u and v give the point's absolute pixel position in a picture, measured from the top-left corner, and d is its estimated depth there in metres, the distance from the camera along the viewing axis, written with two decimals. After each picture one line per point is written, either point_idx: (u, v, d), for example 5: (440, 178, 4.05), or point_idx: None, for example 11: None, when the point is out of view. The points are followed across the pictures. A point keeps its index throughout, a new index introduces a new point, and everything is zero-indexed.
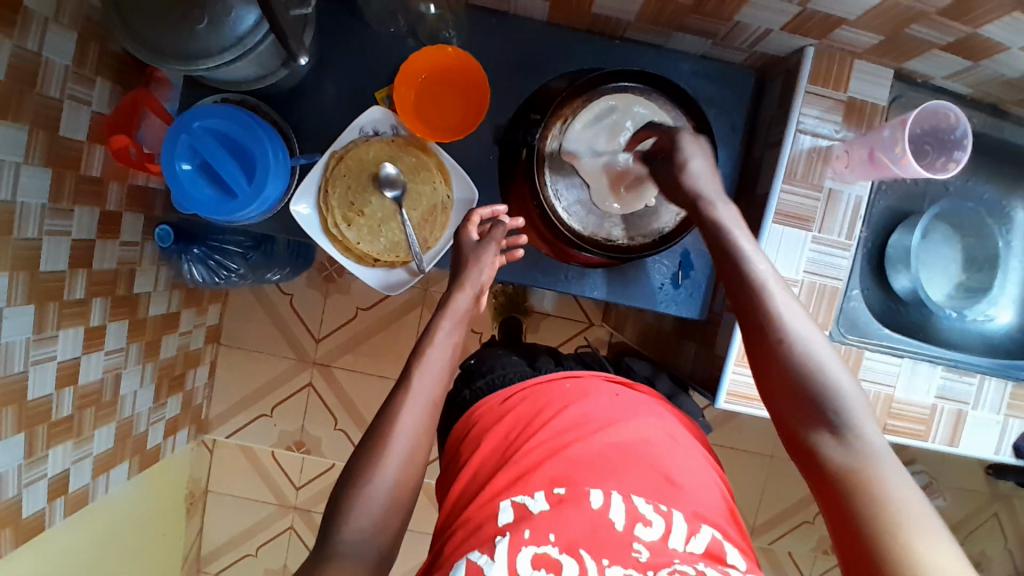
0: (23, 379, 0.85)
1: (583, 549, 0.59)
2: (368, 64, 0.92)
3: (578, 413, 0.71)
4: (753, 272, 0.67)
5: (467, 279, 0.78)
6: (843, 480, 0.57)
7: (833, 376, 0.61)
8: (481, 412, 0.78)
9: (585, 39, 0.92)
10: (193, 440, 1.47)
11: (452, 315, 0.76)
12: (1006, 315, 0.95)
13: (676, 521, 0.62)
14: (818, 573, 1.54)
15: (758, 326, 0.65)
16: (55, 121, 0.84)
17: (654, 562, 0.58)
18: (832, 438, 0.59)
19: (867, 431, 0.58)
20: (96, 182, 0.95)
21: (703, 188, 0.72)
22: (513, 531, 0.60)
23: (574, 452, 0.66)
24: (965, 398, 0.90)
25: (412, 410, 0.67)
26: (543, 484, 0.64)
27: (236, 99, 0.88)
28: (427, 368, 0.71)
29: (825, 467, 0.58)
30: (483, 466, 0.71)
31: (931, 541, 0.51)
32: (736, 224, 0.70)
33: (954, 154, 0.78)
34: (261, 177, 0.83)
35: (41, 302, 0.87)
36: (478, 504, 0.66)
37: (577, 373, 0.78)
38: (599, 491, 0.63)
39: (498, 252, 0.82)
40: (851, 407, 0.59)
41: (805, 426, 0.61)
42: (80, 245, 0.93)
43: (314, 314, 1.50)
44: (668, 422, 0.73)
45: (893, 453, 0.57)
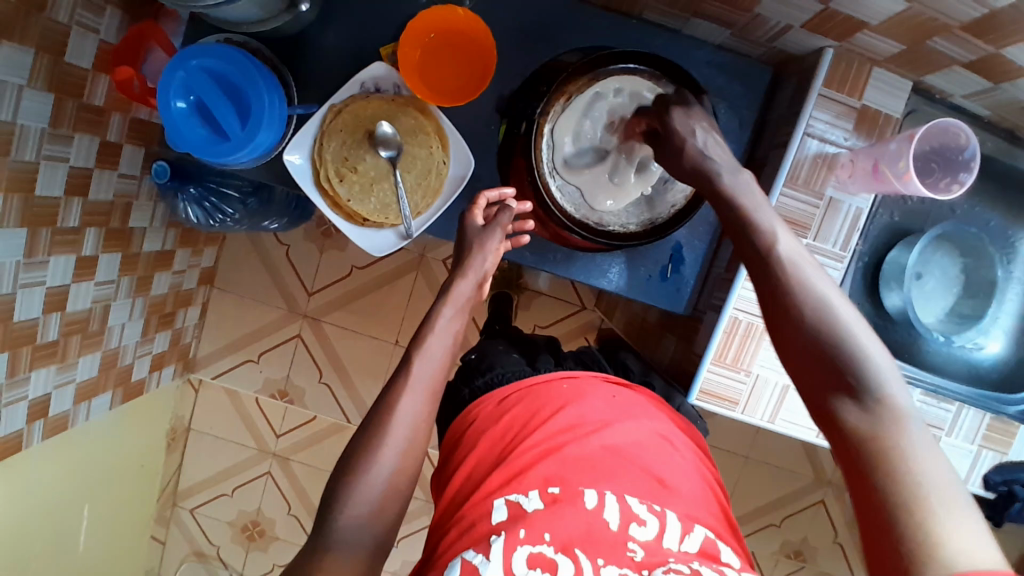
0: (11, 301, 0.86)
1: (578, 549, 0.57)
2: (377, 20, 0.90)
3: (573, 414, 0.70)
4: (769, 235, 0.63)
5: (469, 266, 0.77)
6: (861, 448, 0.53)
7: (858, 340, 0.57)
8: (476, 413, 0.76)
9: (600, 16, 0.90)
10: (179, 378, 1.49)
11: (454, 301, 0.75)
12: (996, 346, 0.93)
13: (670, 520, 0.61)
14: (778, 575, 1.56)
15: (773, 289, 0.61)
16: (61, 46, 0.83)
17: (648, 562, 0.57)
18: (851, 401, 0.55)
19: (891, 394, 0.54)
20: (98, 111, 0.94)
21: (711, 163, 0.69)
22: (508, 530, 0.58)
23: (570, 452, 0.65)
24: (939, 424, 0.92)
25: (412, 398, 0.67)
26: (538, 484, 0.62)
27: (238, 41, 0.86)
28: (427, 355, 0.70)
29: (845, 433, 0.55)
30: (477, 467, 0.69)
31: (947, 510, 0.48)
32: (749, 191, 0.67)
33: (959, 175, 0.75)
34: (255, 123, 0.82)
35: (34, 227, 0.87)
36: (471, 502, 0.64)
37: (573, 374, 0.77)
38: (593, 492, 0.62)
39: (503, 238, 0.80)
40: (874, 367, 0.56)
41: (824, 388, 0.57)
42: (77, 173, 0.93)
43: (308, 267, 1.50)
44: (661, 423, 0.73)
45: (919, 416, 0.54)
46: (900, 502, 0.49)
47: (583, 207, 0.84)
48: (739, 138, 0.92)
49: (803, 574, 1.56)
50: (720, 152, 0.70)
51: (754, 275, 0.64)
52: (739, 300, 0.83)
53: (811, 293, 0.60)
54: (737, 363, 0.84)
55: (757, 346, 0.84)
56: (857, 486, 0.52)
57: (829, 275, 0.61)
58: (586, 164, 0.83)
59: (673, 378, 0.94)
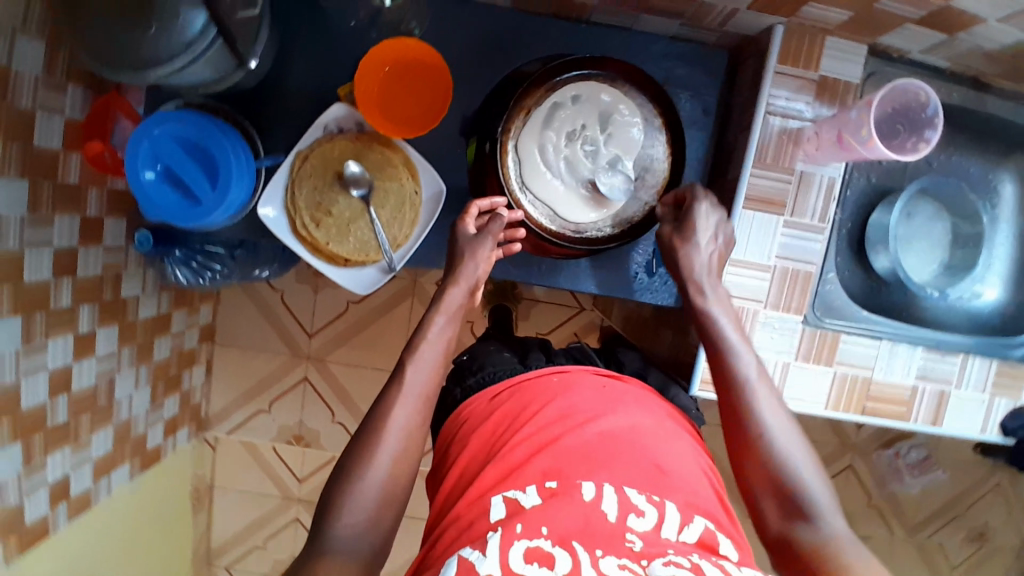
0: (15, 389, 0.87)
1: (576, 543, 0.53)
2: (333, 62, 0.92)
3: (563, 407, 0.67)
4: (737, 363, 0.71)
5: (461, 274, 0.77)
6: (810, 557, 0.59)
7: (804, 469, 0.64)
8: (470, 410, 0.75)
9: (551, 24, 0.91)
10: (193, 438, 1.49)
11: (446, 309, 0.75)
12: (993, 292, 0.94)
13: (669, 510, 0.57)
14: None
15: (737, 411, 0.68)
16: (29, 131, 0.84)
17: (648, 552, 0.53)
18: (804, 523, 0.61)
19: (832, 518, 0.61)
20: (74, 188, 0.95)
21: (699, 276, 0.76)
22: (504, 525, 0.54)
23: (566, 444, 0.62)
24: (947, 378, 0.87)
25: (405, 405, 0.67)
26: (534, 479, 0.59)
27: (197, 102, 0.87)
28: (420, 363, 0.70)
29: (796, 547, 0.61)
30: (472, 462, 0.67)
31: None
32: (721, 314, 0.75)
33: (925, 133, 0.75)
34: (225, 181, 0.83)
35: (28, 313, 0.88)
36: (467, 502, 0.61)
37: (564, 368, 0.74)
38: (590, 484, 0.57)
39: (495, 246, 0.79)
40: (815, 493, 0.63)
41: (781, 513, 0.63)
42: (63, 253, 0.94)
43: (306, 309, 1.51)
44: (657, 414, 0.69)
45: (856, 541, 0.60)
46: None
47: (558, 219, 0.84)
48: (705, 125, 0.92)
49: None
50: (707, 259, 0.77)
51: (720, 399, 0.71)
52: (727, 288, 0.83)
53: (767, 421, 0.67)
54: None
55: (752, 329, 0.84)
56: None
57: (783, 411, 0.69)
58: (554, 174, 0.84)
59: (674, 370, 0.94)
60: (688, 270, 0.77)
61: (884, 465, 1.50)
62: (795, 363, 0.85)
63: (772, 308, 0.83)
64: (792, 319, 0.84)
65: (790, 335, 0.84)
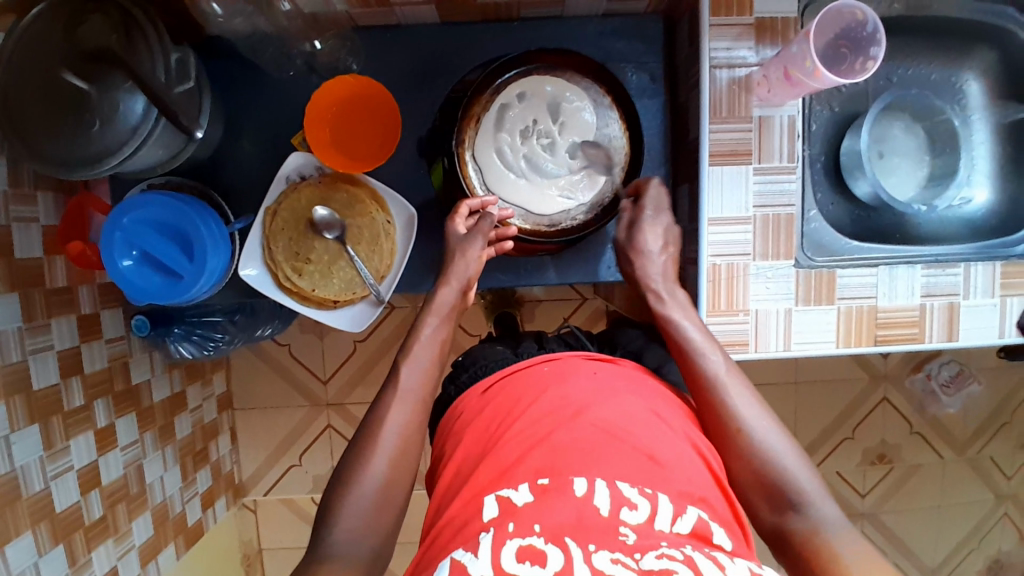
0: (46, 495, 0.89)
1: (569, 539, 0.52)
2: (282, 113, 0.93)
3: (556, 397, 0.66)
4: (706, 363, 0.73)
5: (451, 273, 0.79)
6: (803, 548, 0.62)
7: (785, 459, 0.67)
8: (463, 407, 0.74)
9: (483, 29, 0.91)
10: (233, 507, 1.49)
11: (436, 311, 0.77)
12: (982, 194, 0.93)
13: (662, 502, 0.56)
14: (873, 485, 1.51)
15: (714, 411, 0.70)
16: (7, 245, 0.86)
17: (640, 545, 0.53)
18: (793, 513, 0.64)
19: (817, 502, 0.64)
20: (65, 291, 0.96)
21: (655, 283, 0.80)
22: (497, 525, 0.54)
23: (558, 438, 0.61)
24: (954, 290, 0.85)
25: (399, 408, 0.69)
26: (527, 476, 0.58)
27: (160, 182, 0.89)
28: (414, 362, 0.73)
29: (789, 537, 0.64)
30: (465, 461, 0.66)
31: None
32: (684, 315, 0.77)
33: (870, 51, 0.75)
34: (201, 253, 0.84)
35: (43, 419, 0.90)
36: (463, 500, 0.60)
37: (555, 356, 0.74)
38: (583, 479, 0.57)
39: (485, 245, 0.81)
40: (800, 480, 0.65)
41: (770, 505, 0.66)
42: (66, 354, 0.95)
43: (315, 358, 1.51)
44: (651, 399, 0.68)
45: (843, 520, 0.63)
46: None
47: (531, 216, 0.85)
48: (657, 92, 0.92)
49: (894, 476, 1.51)
50: (659, 271, 0.81)
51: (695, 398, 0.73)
52: (712, 247, 0.82)
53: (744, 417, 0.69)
54: (733, 306, 0.83)
55: (746, 283, 0.83)
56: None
57: (760, 402, 0.70)
58: (518, 175, 0.84)
59: None
60: (645, 282, 0.81)
61: (919, 388, 1.48)
62: (797, 308, 0.83)
63: (762, 258, 0.82)
64: (785, 264, 0.83)
65: (786, 281, 0.83)
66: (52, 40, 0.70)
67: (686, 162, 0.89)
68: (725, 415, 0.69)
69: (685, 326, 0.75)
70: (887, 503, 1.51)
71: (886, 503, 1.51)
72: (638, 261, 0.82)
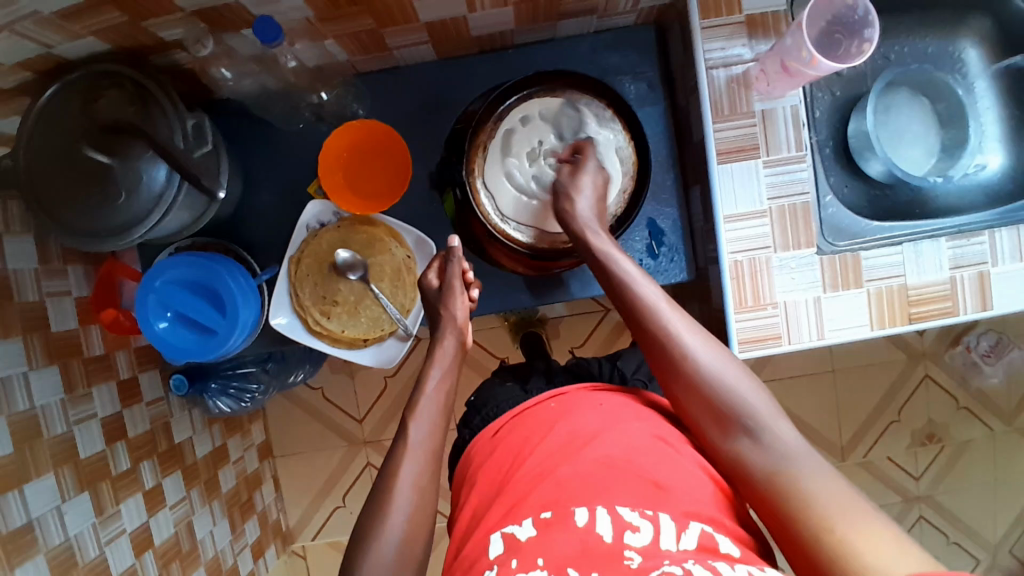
0: (102, 561, 0.90)
1: (573, 569, 0.54)
2: (294, 164, 0.96)
3: (562, 432, 0.67)
4: (642, 294, 0.73)
5: (444, 324, 0.82)
6: (770, 479, 0.61)
7: (733, 381, 0.66)
8: (475, 450, 0.75)
9: (479, 60, 0.94)
10: (282, 554, 1.49)
11: (440, 361, 0.80)
12: (996, 159, 0.93)
13: (664, 522, 0.57)
14: (926, 467, 1.47)
15: (658, 341, 0.70)
16: (44, 320, 0.88)
17: (646, 566, 0.53)
18: (748, 439, 0.63)
19: (773, 425, 0.64)
20: (102, 357, 0.98)
21: (589, 222, 0.79)
22: (502, 564, 0.57)
23: (562, 473, 0.62)
24: (982, 259, 0.83)
25: (413, 460, 0.70)
26: (532, 510, 0.60)
27: (186, 244, 0.91)
28: (420, 417, 0.74)
29: (752, 471, 0.63)
30: (478, 503, 0.67)
31: (858, 521, 0.55)
32: (618, 253, 0.77)
33: (864, 33, 0.76)
34: (232, 306, 0.86)
35: (93, 486, 0.92)
36: (475, 540, 0.62)
37: (560, 390, 0.74)
38: (584, 509, 0.58)
39: (462, 291, 0.84)
40: (754, 405, 0.65)
41: (726, 436, 0.65)
42: (109, 421, 0.97)
43: (348, 398, 1.53)
44: (656, 423, 0.68)
45: (803, 443, 0.63)
46: (816, 520, 0.56)
47: (546, 235, 0.88)
48: (656, 99, 0.93)
49: (946, 455, 1.47)
50: (588, 208, 0.80)
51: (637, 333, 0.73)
52: (731, 245, 0.82)
53: (685, 342, 0.69)
54: (760, 301, 0.83)
55: (770, 276, 0.82)
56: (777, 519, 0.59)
57: (700, 328, 0.71)
58: (529, 196, 0.87)
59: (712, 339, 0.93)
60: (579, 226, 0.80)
61: (960, 362, 1.45)
62: (826, 295, 0.83)
63: (783, 249, 0.82)
64: (807, 253, 0.82)
65: (811, 269, 0.83)
66: (69, 117, 0.72)
67: (694, 162, 0.90)
68: (667, 342, 0.69)
69: (620, 263, 0.76)
70: (942, 484, 1.47)
71: (941, 484, 1.47)
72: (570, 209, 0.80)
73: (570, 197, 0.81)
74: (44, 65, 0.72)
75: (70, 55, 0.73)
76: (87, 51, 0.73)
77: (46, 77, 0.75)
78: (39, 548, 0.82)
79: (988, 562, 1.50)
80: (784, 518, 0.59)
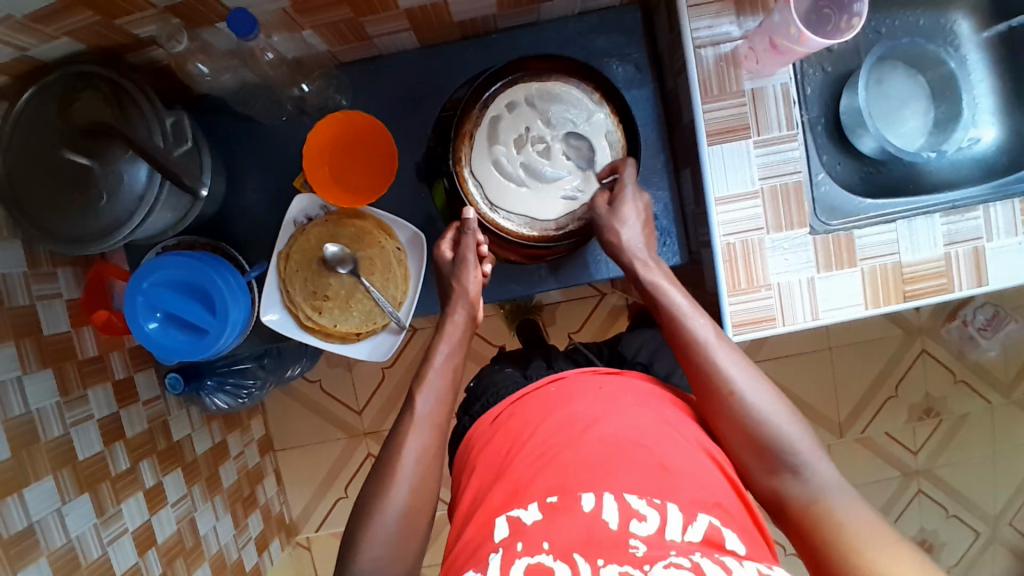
0: (105, 562, 0.91)
1: (578, 554, 0.53)
2: (279, 159, 0.94)
3: (565, 416, 0.66)
4: (695, 329, 0.71)
5: (456, 299, 0.80)
6: (809, 516, 0.62)
7: (781, 425, 0.66)
8: (475, 434, 0.75)
9: (463, 46, 0.92)
10: (287, 546, 1.50)
11: (449, 338, 0.78)
12: (992, 132, 0.91)
13: (672, 512, 0.56)
14: (924, 441, 1.47)
15: (709, 376, 0.69)
16: (35, 324, 0.88)
17: (651, 556, 0.53)
18: (791, 477, 0.64)
19: (817, 464, 0.64)
20: (96, 359, 0.98)
21: (639, 251, 0.79)
22: (506, 546, 0.56)
23: (566, 456, 0.61)
24: (977, 234, 0.82)
25: (418, 435, 0.69)
26: (538, 495, 0.59)
27: (173, 244, 0.91)
28: (428, 390, 0.73)
29: (793, 505, 0.64)
30: (479, 487, 0.67)
31: (890, 554, 0.56)
32: (668, 280, 0.76)
33: (853, 8, 0.74)
34: (222, 305, 0.85)
35: (93, 487, 0.92)
36: (477, 523, 0.61)
37: (561, 374, 0.74)
38: (591, 494, 0.57)
39: (476, 265, 0.82)
40: (800, 446, 0.65)
41: (768, 471, 0.65)
42: (106, 422, 0.97)
43: (346, 390, 1.53)
44: (659, 410, 0.68)
45: (844, 482, 0.63)
46: (849, 554, 0.57)
47: (536, 223, 0.86)
48: (644, 80, 0.92)
49: (944, 429, 1.48)
50: (635, 237, 0.79)
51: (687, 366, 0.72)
52: (724, 228, 0.81)
53: (736, 379, 0.68)
54: (753, 283, 0.82)
55: (763, 258, 0.82)
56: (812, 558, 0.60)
57: (750, 362, 0.70)
58: (517, 183, 0.85)
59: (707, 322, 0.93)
60: (626, 254, 0.79)
61: (956, 336, 1.45)
62: (819, 275, 0.82)
63: (775, 230, 0.81)
64: (800, 233, 0.82)
65: (804, 250, 0.82)
66: (46, 119, 0.71)
67: (684, 143, 0.89)
68: (718, 379, 0.68)
69: (670, 292, 0.74)
70: (941, 457, 1.48)
71: (939, 458, 1.48)
72: (617, 240, 0.79)
73: (613, 228, 0.80)
74: (19, 68, 0.71)
75: (46, 56, 0.71)
76: (63, 51, 0.72)
77: (23, 79, 0.74)
78: (42, 550, 0.82)
79: (987, 533, 1.51)
80: (818, 552, 0.60)
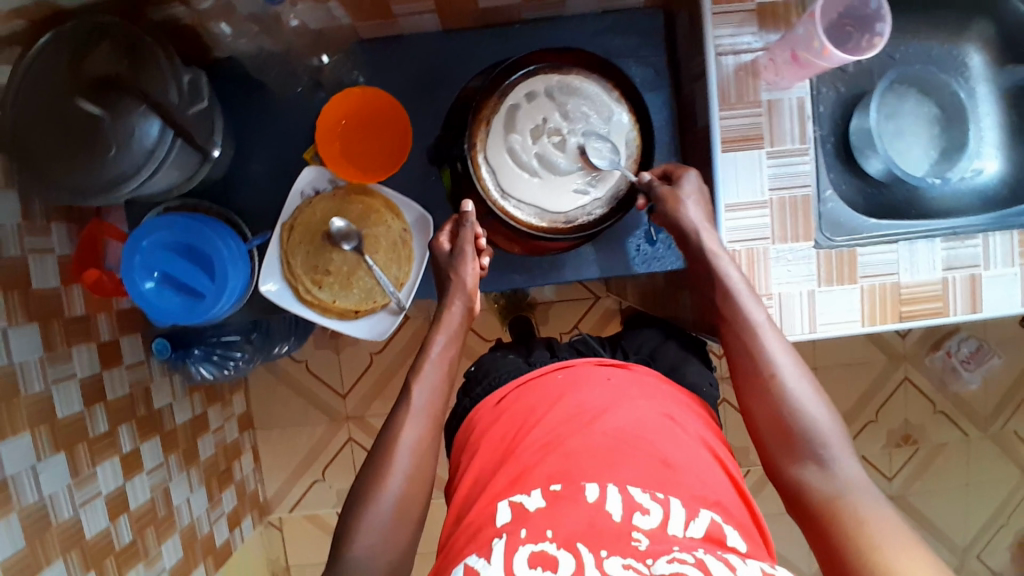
0: (76, 523, 0.89)
1: (581, 544, 0.53)
2: (290, 130, 0.94)
3: (573, 404, 0.67)
4: (748, 311, 0.73)
5: (454, 289, 0.79)
6: (827, 505, 0.63)
7: (815, 414, 0.67)
8: (477, 419, 0.74)
9: (484, 35, 0.92)
10: (259, 525, 1.48)
11: (446, 328, 0.77)
12: (993, 164, 0.94)
13: (674, 507, 0.56)
14: (900, 467, 1.50)
15: (752, 357, 0.71)
16: (25, 277, 0.86)
17: (653, 550, 0.53)
18: (815, 464, 0.65)
19: (844, 457, 0.65)
20: (83, 318, 0.96)
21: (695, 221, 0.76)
22: (509, 531, 0.55)
23: (570, 446, 0.62)
24: (974, 262, 0.84)
25: (412, 426, 0.69)
26: (541, 482, 0.59)
27: (177, 205, 0.89)
28: (423, 383, 0.72)
29: (811, 493, 0.65)
30: (481, 472, 0.66)
31: (907, 552, 0.56)
32: (722, 253, 0.76)
33: (875, 28, 0.76)
34: (221, 271, 0.84)
35: (70, 447, 0.90)
36: (478, 507, 0.61)
37: (567, 363, 0.74)
38: (595, 485, 0.58)
39: (474, 255, 0.80)
40: (829, 437, 0.66)
41: (792, 457, 0.67)
42: (88, 383, 0.95)
43: (332, 372, 1.52)
44: (663, 402, 0.68)
45: (868, 479, 0.64)
46: (865, 545, 0.58)
47: (546, 214, 0.86)
48: (660, 85, 0.93)
49: (920, 457, 1.50)
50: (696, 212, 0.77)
51: (732, 345, 0.74)
52: (730, 234, 0.82)
53: (781, 365, 0.70)
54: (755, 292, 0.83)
55: (766, 267, 0.83)
56: (823, 546, 0.61)
57: (796, 353, 0.72)
58: (530, 173, 0.85)
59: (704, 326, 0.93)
60: (682, 225, 0.77)
61: (939, 366, 1.47)
62: (820, 289, 0.83)
63: (780, 241, 0.82)
64: (804, 246, 0.83)
65: (806, 263, 0.83)
66: (59, 67, 0.70)
67: (695, 149, 0.90)
68: (763, 362, 0.70)
69: (724, 268, 0.75)
70: (914, 485, 1.50)
71: (913, 484, 1.50)
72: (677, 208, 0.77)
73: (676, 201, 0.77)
74: (37, 13, 0.70)
75: (66, 3, 0.71)
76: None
77: (40, 24, 0.73)
78: (14, 506, 0.80)
79: (956, 563, 1.53)
80: (833, 540, 0.60)
